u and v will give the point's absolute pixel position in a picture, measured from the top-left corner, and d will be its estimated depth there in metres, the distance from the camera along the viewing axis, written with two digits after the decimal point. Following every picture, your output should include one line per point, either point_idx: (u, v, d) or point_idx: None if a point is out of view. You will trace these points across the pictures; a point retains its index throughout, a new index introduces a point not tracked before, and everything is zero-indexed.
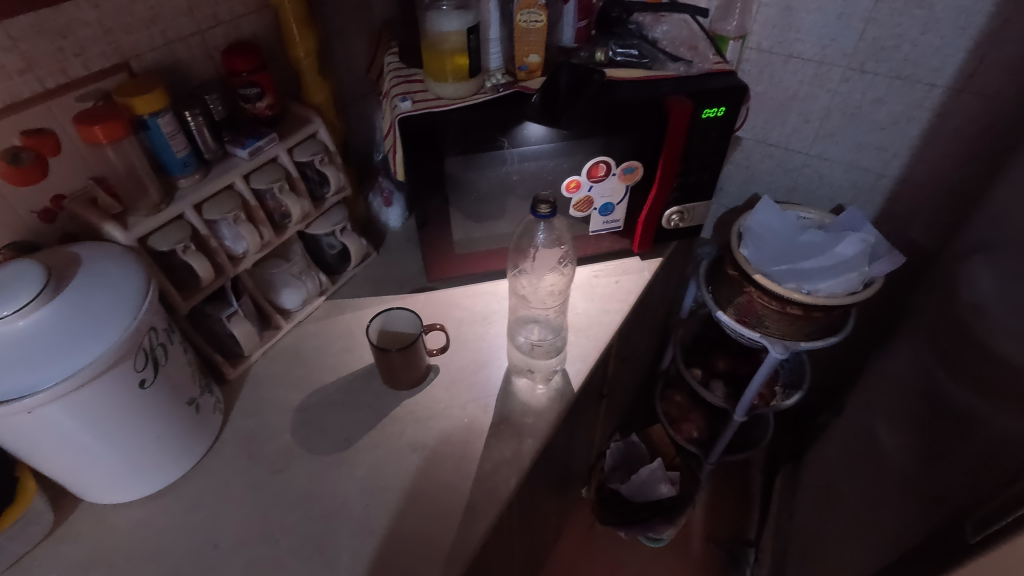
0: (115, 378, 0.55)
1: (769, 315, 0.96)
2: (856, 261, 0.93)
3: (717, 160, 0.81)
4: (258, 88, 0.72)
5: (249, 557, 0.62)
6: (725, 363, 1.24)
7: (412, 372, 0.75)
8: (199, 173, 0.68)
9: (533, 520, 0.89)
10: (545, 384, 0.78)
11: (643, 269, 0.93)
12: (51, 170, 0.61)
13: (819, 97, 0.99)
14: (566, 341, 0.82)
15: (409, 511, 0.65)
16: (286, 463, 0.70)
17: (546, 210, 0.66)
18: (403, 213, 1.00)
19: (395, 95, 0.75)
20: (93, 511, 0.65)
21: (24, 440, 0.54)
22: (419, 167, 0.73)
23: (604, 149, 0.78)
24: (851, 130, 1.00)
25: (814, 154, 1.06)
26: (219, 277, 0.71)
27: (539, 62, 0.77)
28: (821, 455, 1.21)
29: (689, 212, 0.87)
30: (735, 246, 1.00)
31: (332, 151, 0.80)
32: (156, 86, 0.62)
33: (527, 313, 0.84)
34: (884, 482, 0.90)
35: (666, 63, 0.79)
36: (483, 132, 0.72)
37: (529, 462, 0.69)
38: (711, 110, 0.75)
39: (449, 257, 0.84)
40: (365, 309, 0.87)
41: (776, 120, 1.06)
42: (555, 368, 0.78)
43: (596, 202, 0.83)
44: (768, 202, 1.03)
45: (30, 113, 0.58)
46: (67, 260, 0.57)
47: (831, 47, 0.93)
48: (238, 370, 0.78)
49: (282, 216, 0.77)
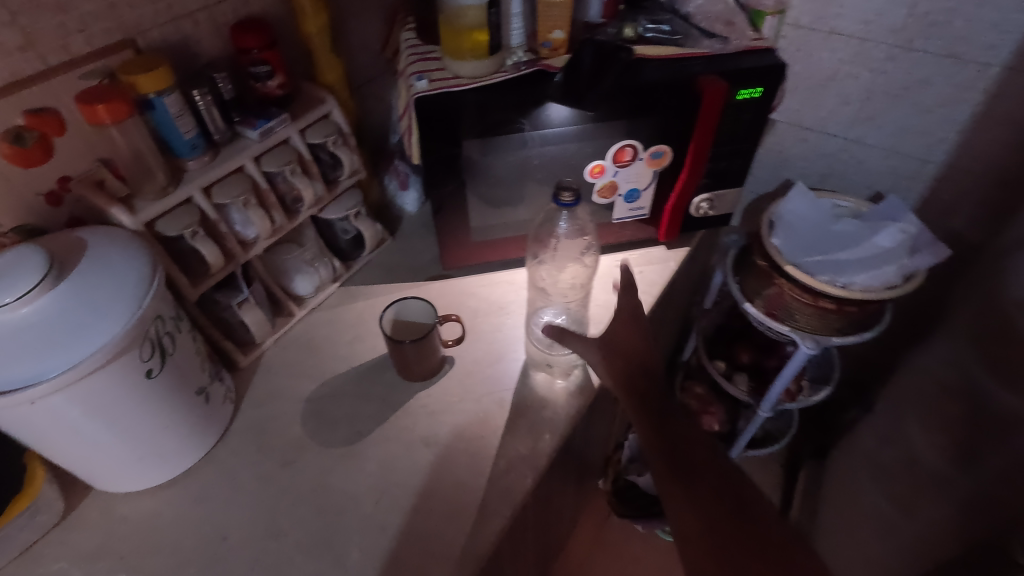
0: (121, 369, 0.53)
1: (800, 308, 0.91)
2: (896, 253, 0.88)
3: (751, 144, 0.76)
4: (268, 66, 0.69)
5: (258, 552, 0.60)
6: (749, 355, 1.18)
7: (426, 363, 0.72)
8: (208, 155, 0.66)
9: (550, 519, 0.86)
10: (564, 378, 0.74)
11: (668, 259, 0.90)
12: (56, 151, 0.60)
13: (860, 77, 0.93)
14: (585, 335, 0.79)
15: (421, 509, 0.63)
16: (297, 455, 0.68)
17: (569, 197, 0.62)
18: (419, 197, 0.97)
19: (411, 74, 0.71)
20: (102, 500, 0.64)
21: (30, 431, 0.53)
22: (435, 151, 0.69)
23: (629, 132, 0.73)
24: (894, 113, 0.94)
25: (853, 139, 1.00)
26: (229, 263, 0.69)
27: (563, 39, 0.72)
28: (847, 453, 1.17)
29: (719, 199, 0.82)
30: (766, 236, 0.95)
31: (346, 133, 0.77)
32: (160, 64, 0.59)
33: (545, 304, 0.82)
34: (919, 484, 0.86)
35: (700, 40, 0.74)
36: (502, 113, 0.68)
37: (545, 461, 0.66)
38: (747, 91, 0.70)
39: (466, 244, 0.81)
40: (380, 297, 0.85)
41: (812, 102, 1.00)
42: (574, 362, 0.75)
43: (621, 187, 0.79)
44: (802, 189, 0.98)
45: (32, 92, 0.56)
46: (71, 246, 0.55)
47: (876, 23, 0.87)
48: (250, 357, 0.76)
49: (293, 201, 0.75)
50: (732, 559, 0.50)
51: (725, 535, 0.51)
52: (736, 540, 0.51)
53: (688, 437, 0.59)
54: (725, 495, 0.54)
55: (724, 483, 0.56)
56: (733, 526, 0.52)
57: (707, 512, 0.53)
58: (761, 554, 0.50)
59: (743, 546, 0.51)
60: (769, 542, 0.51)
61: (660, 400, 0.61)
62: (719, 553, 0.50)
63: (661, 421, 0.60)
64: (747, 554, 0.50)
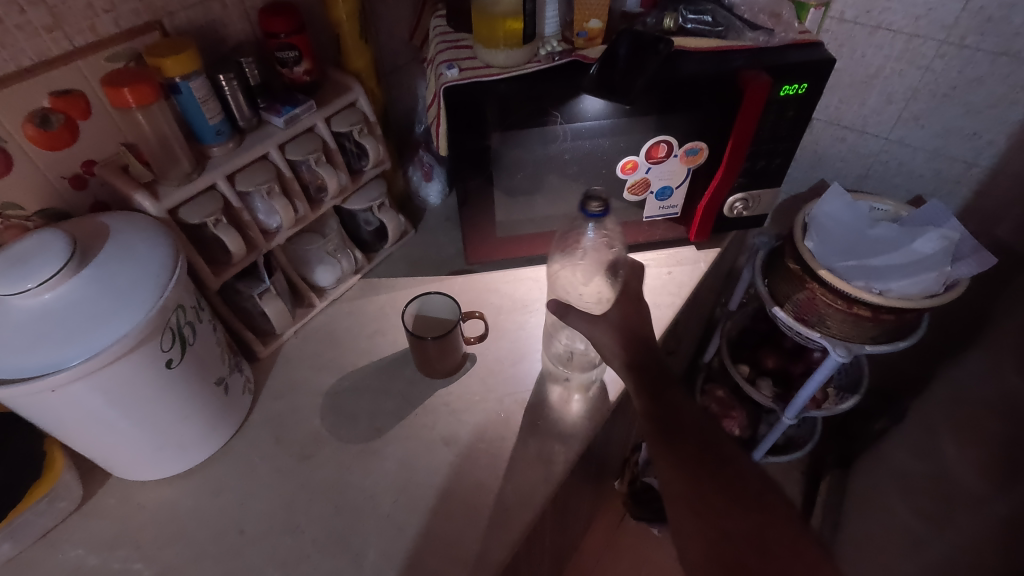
0: (141, 358, 0.52)
1: (833, 314, 0.85)
2: (936, 260, 0.81)
3: (791, 143, 0.73)
4: (296, 52, 0.67)
5: (274, 548, 0.60)
6: (774, 360, 1.14)
7: (447, 360, 0.71)
8: (233, 142, 0.64)
9: (569, 524, 0.84)
10: (581, 394, 0.71)
11: (698, 260, 0.88)
12: (81, 135, 0.59)
13: (907, 74, 0.88)
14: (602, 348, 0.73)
15: (439, 510, 0.62)
16: (315, 450, 0.67)
17: (597, 208, 0.60)
18: (443, 188, 0.95)
19: (441, 63, 0.69)
20: (121, 487, 0.64)
21: (51, 418, 0.52)
22: (462, 141, 0.67)
23: (663, 128, 0.70)
24: (941, 113, 0.89)
25: (895, 139, 0.96)
26: (251, 252, 0.68)
27: (599, 29, 0.69)
28: (873, 463, 1.13)
29: (755, 199, 0.79)
30: (798, 238, 0.89)
31: (372, 122, 0.76)
32: (187, 47, 0.57)
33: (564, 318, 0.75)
34: (953, 501, 0.83)
35: (743, 32, 0.70)
36: (534, 106, 0.66)
37: (568, 466, 0.65)
38: (791, 87, 0.67)
39: (491, 239, 0.79)
40: (401, 290, 0.83)
41: (853, 100, 0.95)
42: (592, 378, 0.72)
43: (653, 184, 0.77)
44: (837, 190, 0.90)
45: (58, 73, 0.55)
46: (94, 231, 0.54)
47: (927, 17, 0.82)
48: (270, 348, 0.76)
49: (318, 190, 0.73)
50: (709, 504, 0.48)
51: (704, 482, 0.49)
52: (715, 484, 0.49)
53: (676, 391, 0.57)
54: (708, 443, 0.52)
55: (710, 435, 0.53)
56: (714, 472, 0.50)
57: (690, 461, 0.51)
58: (738, 498, 0.48)
59: (721, 490, 0.48)
60: (748, 485, 0.48)
61: (656, 363, 0.60)
62: (698, 499, 0.48)
63: (653, 379, 0.58)
64: (724, 499, 0.48)
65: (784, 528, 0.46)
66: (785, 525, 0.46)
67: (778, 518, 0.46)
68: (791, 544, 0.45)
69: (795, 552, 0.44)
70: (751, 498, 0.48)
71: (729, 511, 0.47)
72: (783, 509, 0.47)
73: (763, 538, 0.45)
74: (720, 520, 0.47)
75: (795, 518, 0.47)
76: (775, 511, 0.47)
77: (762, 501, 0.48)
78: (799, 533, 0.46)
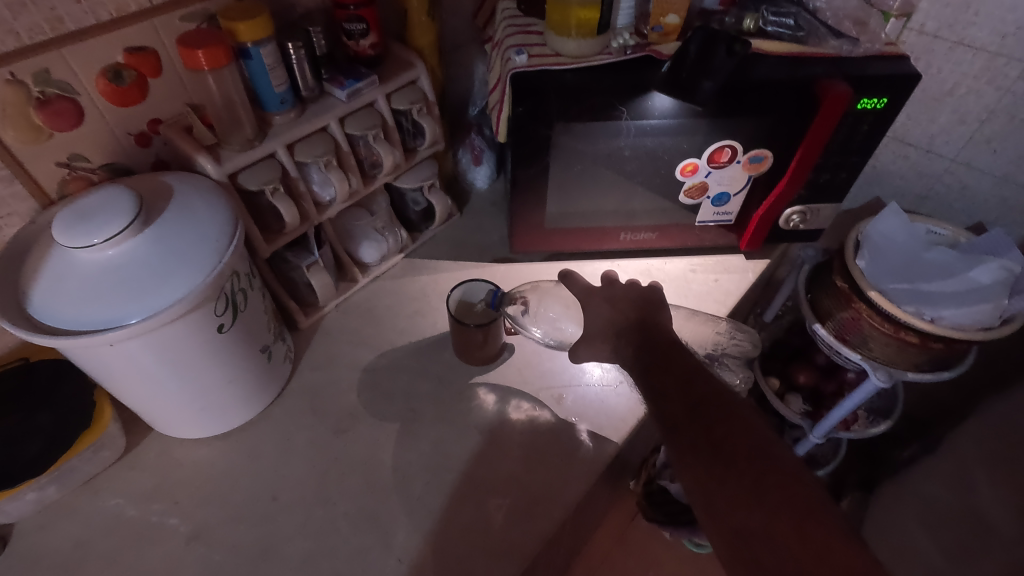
0: (195, 321, 0.52)
1: (876, 337, 0.78)
2: (992, 291, 0.73)
3: (862, 157, 0.70)
4: (363, 24, 0.66)
5: (306, 518, 0.60)
6: (807, 377, 1.07)
7: (485, 349, 0.71)
8: (296, 112, 0.64)
9: (591, 521, 0.82)
10: (615, 434, 0.66)
11: (746, 269, 0.87)
12: (150, 92, 0.59)
13: (983, 95, 0.83)
14: (602, 403, 0.69)
15: (468, 498, 0.62)
16: (350, 424, 0.68)
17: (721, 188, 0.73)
18: (492, 173, 0.94)
19: (510, 47, 0.68)
20: (161, 441, 0.66)
21: (104, 370, 0.53)
22: (519, 124, 0.66)
23: (728, 133, 0.68)
24: (1017, 139, 0.83)
25: (961, 162, 0.90)
26: (303, 223, 0.68)
27: (677, 24, 0.67)
28: (895, 490, 1.10)
29: (813, 212, 0.77)
30: (849, 256, 0.81)
31: (431, 101, 0.75)
32: (260, 11, 0.56)
33: (568, 376, 0.72)
34: (981, 540, 0.82)
35: (826, 38, 0.67)
36: (599, 99, 0.64)
37: (601, 468, 0.64)
38: (869, 101, 0.64)
39: (538, 229, 0.78)
40: (442, 273, 0.83)
41: (922, 117, 0.90)
42: (615, 426, 0.67)
43: (711, 189, 0.75)
44: (894, 208, 0.83)
45: (133, 30, 0.56)
46: (160, 192, 0.55)
47: (1015, 36, 0.76)
48: (311, 320, 0.76)
49: (372, 165, 0.73)
50: (712, 502, 0.43)
51: (704, 474, 0.44)
52: (713, 478, 0.43)
53: (669, 375, 0.52)
54: (702, 427, 0.46)
55: (705, 416, 0.47)
56: (710, 461, 0.44)
57: (689, 458, 0.46)
58: (736, 483, 0.43)
59: (723, 480, 0.43)
60: (746, 470, 0.43)
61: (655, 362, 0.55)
62: (705, 501, 0.43)
63: (645, 369, 0.54)
64: (728, 491, 0.43)
65: (790, 508, 0.41)
66: (795, 505, 0.41)
67: (783, 497, 0.41)
68: (797, 531, 0.39)
69: (805, 539, 0.39)
70: (749, 485, 0.42)
71: (734, 505, 0.42)
72: (791, 488, 0.42)
73: (772, 528, 0.40)
74: (726, 518, 0.42)
75: (805, 494, 0.41)
76: (780, 490, 0.42)
77: (761, 481, 0.42)
78: (814, 510, 0.40)
